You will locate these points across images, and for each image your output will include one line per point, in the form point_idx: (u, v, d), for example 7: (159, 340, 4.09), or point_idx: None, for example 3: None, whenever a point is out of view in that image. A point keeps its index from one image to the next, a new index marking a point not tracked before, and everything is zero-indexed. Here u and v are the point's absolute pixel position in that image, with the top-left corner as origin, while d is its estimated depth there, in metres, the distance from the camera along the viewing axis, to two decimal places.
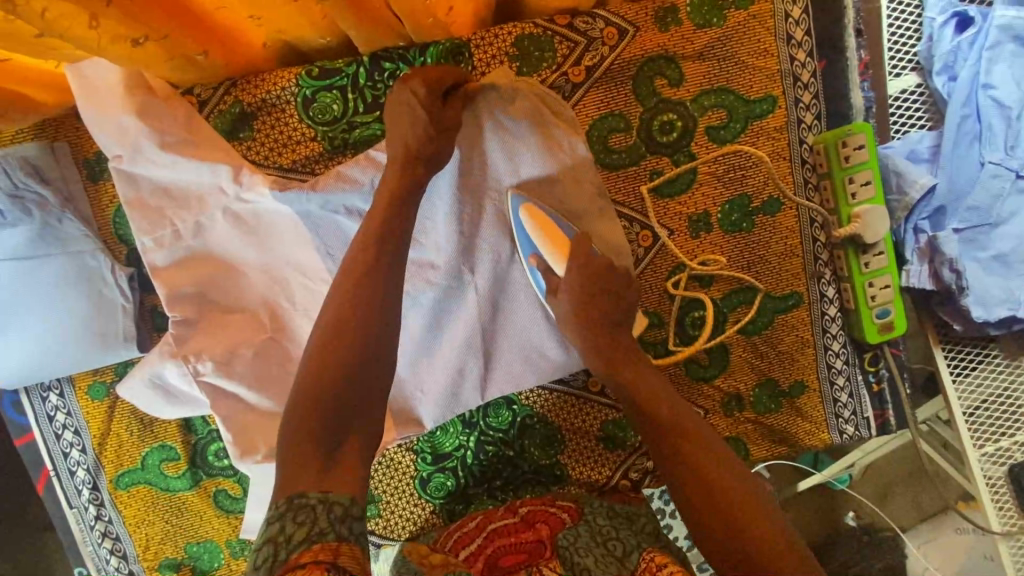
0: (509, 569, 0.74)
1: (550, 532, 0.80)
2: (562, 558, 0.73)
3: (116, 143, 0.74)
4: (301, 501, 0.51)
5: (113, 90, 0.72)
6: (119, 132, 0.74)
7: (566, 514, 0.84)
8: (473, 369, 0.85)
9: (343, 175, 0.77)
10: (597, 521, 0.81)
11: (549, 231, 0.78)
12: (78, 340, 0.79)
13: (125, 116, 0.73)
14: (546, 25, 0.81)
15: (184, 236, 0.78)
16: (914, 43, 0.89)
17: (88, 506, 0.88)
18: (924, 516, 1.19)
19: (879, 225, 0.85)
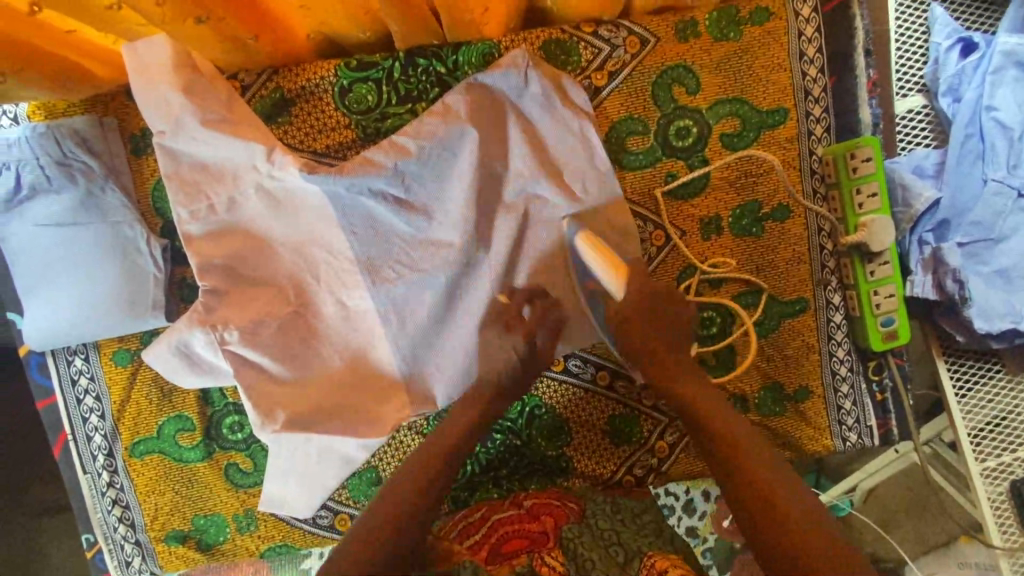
0: (509, 556, 0.76)
1: (554, 524, 0.81)
2: (564, 549, 0.76)
3: (159, 118, 0.78)
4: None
5: (163, 68, 0.76)
6: (163, 108, 0.78)
7: (570, 511, 0.85)
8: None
9: (370, 160, 0.81)
10: (599, 523, 0.81)
11: (605, 258, 0.79)
12: (110, 306, 0.83)
13: (171, 91, 0.77)
14: (572, 31, 0.86)
15: (218, 210, 0.82)
16: (920, 67, 0.94)
17: (102, 472, 0.90)
18: (927, 548, 1.13)
19: (884, 234, 0.88)
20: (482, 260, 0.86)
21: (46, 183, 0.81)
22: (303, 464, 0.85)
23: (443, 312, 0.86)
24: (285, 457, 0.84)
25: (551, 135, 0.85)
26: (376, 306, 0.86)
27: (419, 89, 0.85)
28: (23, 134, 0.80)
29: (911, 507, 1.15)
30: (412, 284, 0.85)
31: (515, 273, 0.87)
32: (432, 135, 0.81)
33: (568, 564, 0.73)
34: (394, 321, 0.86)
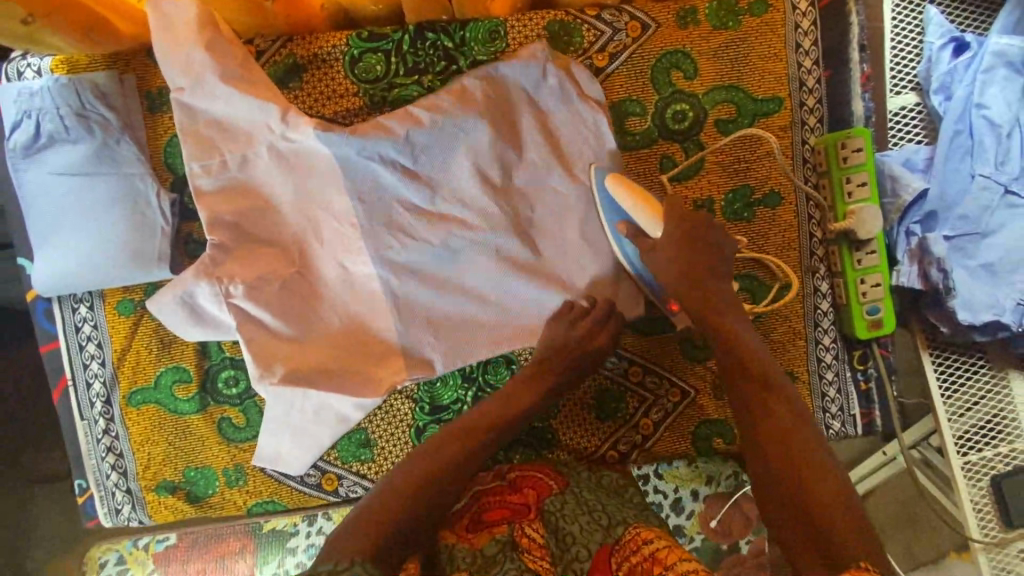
0: (490, 525, 0.77)
1: (536, 497, 0.82)
2: (545, 521, 0.78)
3: (179, 73, 0.81)
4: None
5: (189, 27, 0.80)
6: (182, 60, 0.80)
7: (552, 481, 0.85)
8: (487, 327, 0.87)
9: (381, 127, 0.83)
10: (583, 493, 0.83)
11: (636, 197, 0.82)
12: (118, 254, 0.86)
13: (194, 49, 0.80)
14: (576, 14, 0.90)
15: (230, 166, 0.83)
16: (913, 65, 0.97)
17: (98, 419, 0.92)
18: (915, 565, 1.14)
19: (872, 223, 0.90)
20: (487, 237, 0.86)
21: (64, 132, 0.84)
22: (302, 421, 0.86)
23: (447, 288, 0.86)
24: (284, 412, 0.85)
25: (562, 124, 0.87)
26: (380, 275, 0.85)
27: (426, 62, 0.89)
28: (46, 85, 0.84)
29: (901, 519, 1.16)
30: (414, 252, 0.85)
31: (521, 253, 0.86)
32: (448, 114, 0.84)
33: (548, 537, 0.75)
34: (396, 292, 0.85)
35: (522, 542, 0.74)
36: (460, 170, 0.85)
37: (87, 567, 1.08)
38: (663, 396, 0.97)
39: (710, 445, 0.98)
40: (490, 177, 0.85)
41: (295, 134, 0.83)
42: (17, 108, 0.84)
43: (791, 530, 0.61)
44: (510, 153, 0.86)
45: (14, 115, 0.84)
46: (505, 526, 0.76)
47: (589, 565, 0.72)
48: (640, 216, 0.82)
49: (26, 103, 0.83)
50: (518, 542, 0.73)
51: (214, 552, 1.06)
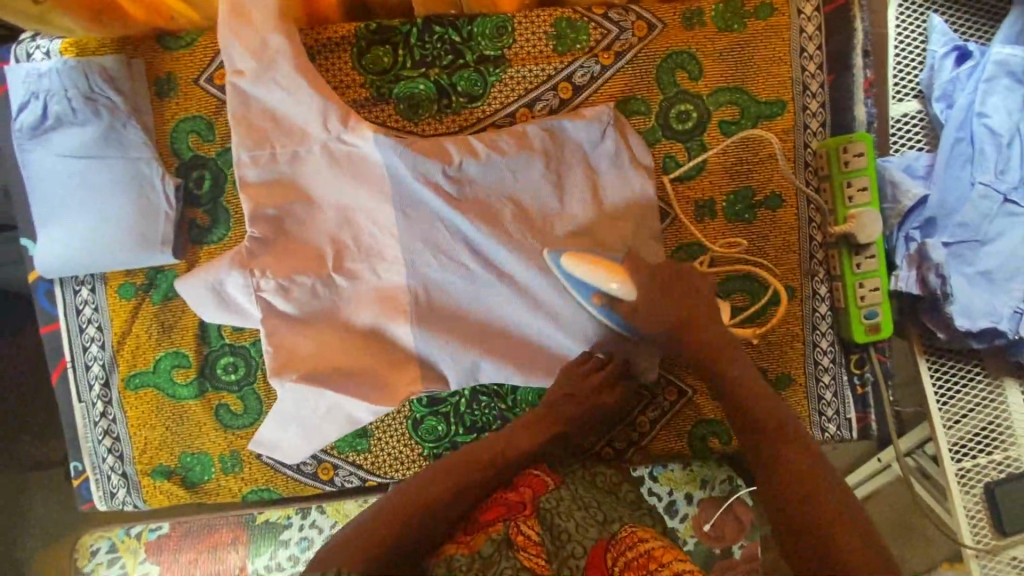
0: (485, 524, 0.75)
1: (532, 494, 0.79)
2: (541, 518, 0.76)
3: (247, 60, 0.82)
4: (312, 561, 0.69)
5: (265, 13, 0.81)
6: (253, 48, 0.82)
7: (548, 479, 0.83)
8: (506, 356, 0.91)
9: (439, 151, 0.87)
10: (578, 490, 0.83)
11: (601, 272, 0.82)
12: (122, 237, 0.86)
13: (272, 35, 0.82)
14: (583, 12, 0.90)
15: (279, 161, 0.86)
16: (916, 73, 0.98)
17: (96, 402, 0.92)
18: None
19: (873, 227, 0.90)
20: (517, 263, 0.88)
21: (71, 115, 0.84)
22: (314, 418, 0.88)
23: (476, 309, 0.90)
24: (297, 406, 0.87)
25: (608, 175, 0.90)
26: (408, 282, 0.89)
27: (433, 55, 0.89)
28: (55, 67, 0.84)
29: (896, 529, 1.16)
30: (448, 268, 0.89)
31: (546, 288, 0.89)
32: (504, 152, 0.88)
33: (543, 534, 0.74)
34: (420, 296, 0.89)
35: (517, 539, 0.72)
36: (499, 197, 0.89)
37: (79, 555, 1.09)
38: (660, 395, 0.98)
39: (706, 445, 0.98)
40: (528, 206, 0.89)
41: (352, 137, 0.86)
42: (26, 90, 0.84)
43: (805, 540, 0.65)
44: (555, 193, 0.89)
45: (22, 96, 0.84)
46: (500, 526, 0.74)
47: (585, 564, 0.72)
48: (612, 289, 0.82)
49: (34, 84, 0.84)
50: (512, 539, 0.72)
51: (206, 543, 1.07)
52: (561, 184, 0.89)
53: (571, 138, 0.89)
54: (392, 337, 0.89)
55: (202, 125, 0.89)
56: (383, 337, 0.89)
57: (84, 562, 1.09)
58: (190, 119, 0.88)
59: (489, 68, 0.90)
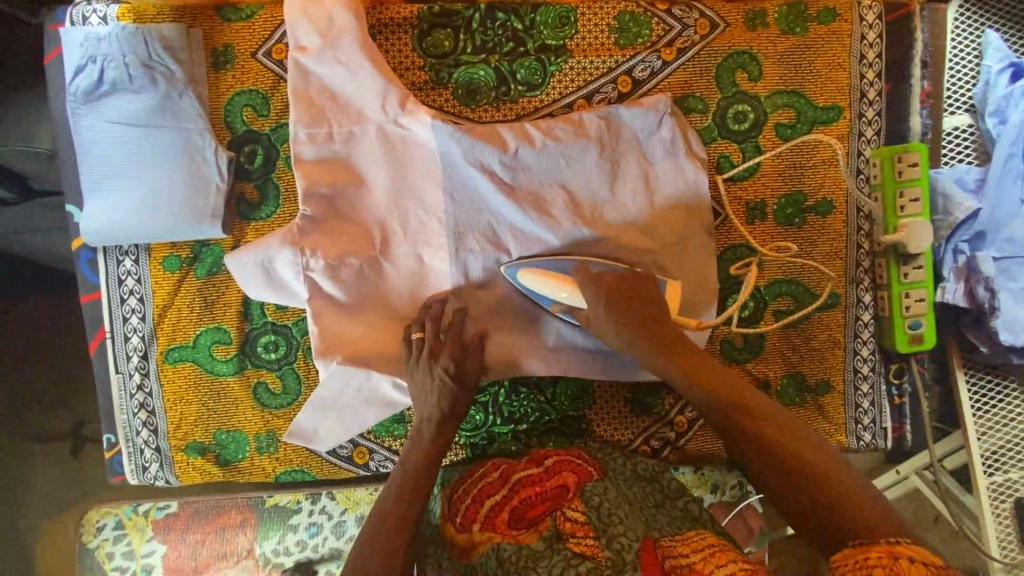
0: (534, 516, 0.78)
1: (577, 480, 0.81)
2: (584, 499, 0.78)
3: (311, 37, 0.82)
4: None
5: None
6: (320, 24, 0.81)
7: (592, 467, 0.84)
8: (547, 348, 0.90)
9: (496, 135, 0.86)
10: (624, 487, 0.83)
11: (557, 284, 0.83)
12: (171, 209, 0.85)
13: (337, 13, 0.81)
14: (647, 7, 0.90)
15: (335, 139, 0.85)
16: (970, 89, 0.98)
17: (134, 374, 0.91)
18: None
19: (922, 237, 0.90)
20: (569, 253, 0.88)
21: (128, 81, 0.83)
22: (352, 401, 0.88)
23: (517, 299, 0.89)
24: (336, 391, 0.86)
25: (662, 168, 0.89)
26: (453, 270, 0.88)
27: (494, 41, 0.89)
28: (113, 31, 0.83)
29: None
30: (496, 256, 0.88)
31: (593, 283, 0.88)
32: (560, 139, 0.87)
33: (590, 512, 0.75)
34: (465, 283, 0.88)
35: (566, 528, 0.75)
36: (553, 186, 0.88)
37: (83, 531, 1.07)
38: None
39: None
40: (580, 196, 0.88)
41: (408, 119, 0.85)
42: (83, 53, 0.83)
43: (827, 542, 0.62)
44: (607, 183, 0.88)
45: (79, 59, 0.83)
46: (547, 518, 0.76)
47: (638, 546, 0.71)
48: (568, 299, 0.83)
49: (91, 48, 0.82)
50: (562, 530, 0.75)
51: (215, 524, 1.06)
52: (617, 175, 0.88)
53: (631, 130, 0.88)
54: None
55: (257, 99, 0.87)
56: None
57: (89, 538, 1.06)
58: (246, 93, 0.87)
59: (550, 57, 0.89)
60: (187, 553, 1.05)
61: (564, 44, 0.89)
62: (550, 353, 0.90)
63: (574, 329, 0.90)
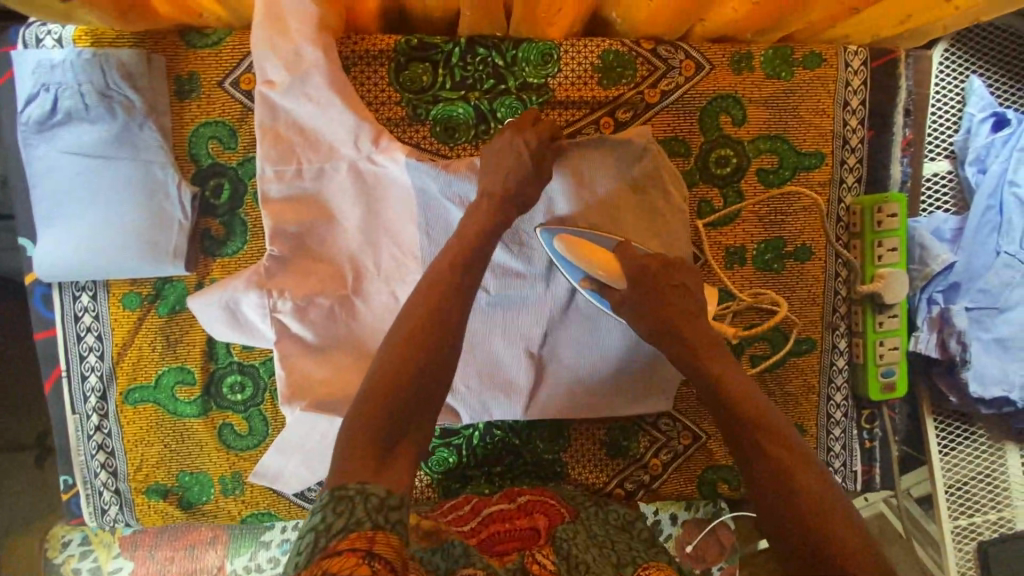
0: (501, 551, 0.78)
1: (548, 523, 0.82)
2: (555, 547, 0.78)
3: (278, 71, 0.78)
4: (342, 492, 0.56)
5: (302, 23, 0.76)
6: (287, 58, 0.77)
7: (564, 511, 0.86)
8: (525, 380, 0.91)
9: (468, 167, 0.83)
10: (595, 529, 0.84)
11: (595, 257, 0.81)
12: (130, 247, 0.81)
13: (306, 48, 0.77)
14: (632, 46, 0.87)
15: (304, 177, 0.81)
16: (951, 135, 0.99)
17: (91, 414, 0.88)
18: None
19: (899, 288, 0.90)
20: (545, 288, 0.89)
21: (83, 111, 0.78)
22: (320, 446, 0.86)
23: (491, 335, 0.90)
24: (303, 435, 0.85)
25: (643, 210, 0.87)
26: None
27: (474, 77, 0.85)
28: (67, 57, 0.77)
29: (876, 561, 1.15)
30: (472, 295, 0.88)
31: (569, 313, 0.90)
32: None
33: (560, 563, 0.75)
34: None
35: (532, 569, 0.73)
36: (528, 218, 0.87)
37: (48, 546, 1.04)
38: (674, 439, 0.97)
39: (714, 491, 0.98)
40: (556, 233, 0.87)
41: (381, 157, 0.82)
42: (34, 80, 0.77)
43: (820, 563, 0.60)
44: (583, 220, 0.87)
45: (30, 86, 0.77)
46: (515, 555, 0.76)
47: None
48: (603, 278, 0.81)
49: (44, 75, 0.77)
50: (528, 568, 0.73)
51: (184, 540, 1.02)
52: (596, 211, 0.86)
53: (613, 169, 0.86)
54: None
55: (224, 131, 0.83)
56: None
57: (54, 553, 1.03)
58: (212, 124, 0.83)
59: (531, 95, 0.87)
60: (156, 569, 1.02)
61: (546, 83, 0.87)
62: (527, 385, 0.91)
63: (549, 358, 0.92)
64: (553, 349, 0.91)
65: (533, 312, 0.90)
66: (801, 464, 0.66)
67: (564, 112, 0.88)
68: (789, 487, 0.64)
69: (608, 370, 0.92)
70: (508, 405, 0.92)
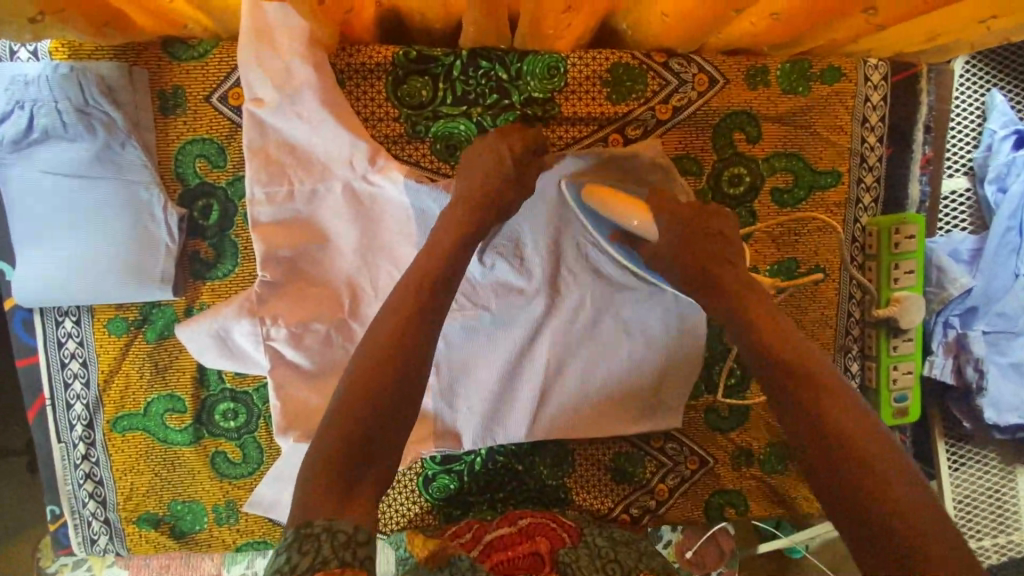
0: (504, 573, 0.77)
1: (550, 547, 0.80)
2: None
3: (268, 88, 0.73)
4: (306, 530, 0.52)
5: (292, 38, 0.71)
6: (277, 74, 0.72)
7: (566, 532, 0.84)
8: (527, 405, 0.88)
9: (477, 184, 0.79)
10: (596, 541, 0.83)
11: (623, 209, 0.75)
12: (115, 272, 0.77)
13: (296, 64, 0.72)
14: (643, 59, 0.82)
15: (296, 199, 0.77)
16: (970, 150, 0.96)
17: (78, 443, 0.84)
18: None
19: (914, 313, 0.88)
20: (546, 308, 0.85)
21: (61, 129, 0.73)
22: None
23: (492, 361, 0.86)
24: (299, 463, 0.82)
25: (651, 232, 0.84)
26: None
27: (476, 92, 0.81)
28: (43, 72, 0.72)
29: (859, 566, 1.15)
30: (472, 317, 0.85)
31: (572, 334, 0.86)
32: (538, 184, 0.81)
33: None
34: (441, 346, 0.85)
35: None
36: (532, 236, 0.83)
37: (40, 556, 1.01)
38: (681, 463, 0.94)
39: (722, 515, 0.96)
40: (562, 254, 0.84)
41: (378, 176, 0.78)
42: (7, 97, 0.72)
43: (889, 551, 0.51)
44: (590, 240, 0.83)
45: (3, 103, 0.72)
46: None
47: None
48: (639, 229, 0.75)
49: (18, 91, 0.72)
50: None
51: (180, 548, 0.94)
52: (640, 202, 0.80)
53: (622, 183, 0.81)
54: None
55: (212, 149, 0.79)
56: None
57: (47, 562, 1.00)
58: (199, 142, 0.79)
59: (537, 111, 0.83)
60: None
61: (552, 98, 0.82)
62: (528, 411, 0.88)
63: (552, 381, 0.88)
64: (555, 372, 0.88)
65: (534, 334, 0.86)
66: (865, 434, 0.57)
67: (570, 130, 0.84)
68: (850, 464, 0.55)
69: (616, 391, 0.89)
70: (509, 432, 0.89)
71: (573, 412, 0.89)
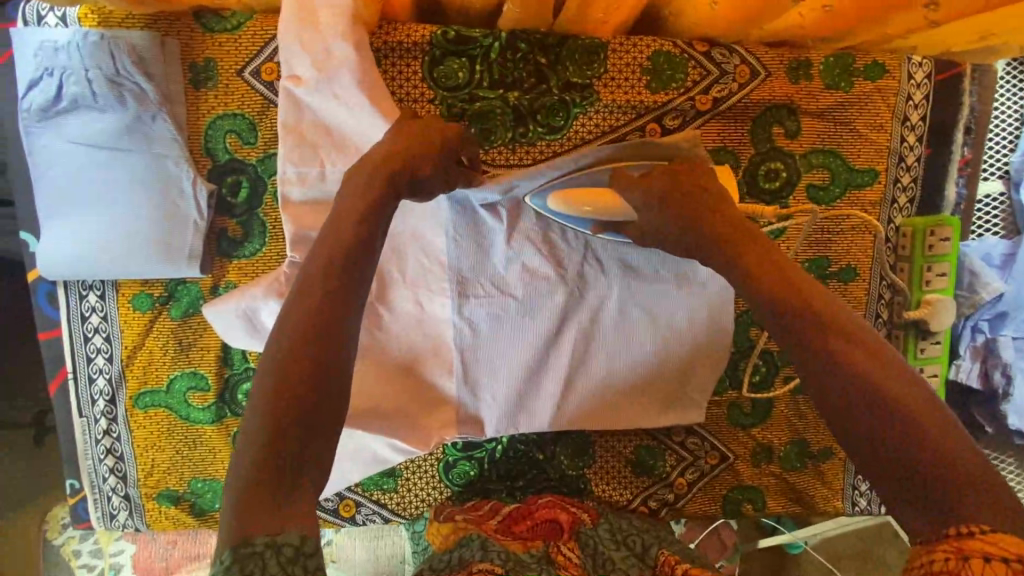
0: (525, 538, 0.80)
1: (571, 518, 0.83)
2: (579, 540, 0.80)
3: (306, 65, 0.71)
4: (246, 550, 0.45)
5: (335, 16, 0.70)
6: (316, 52, 0.71)
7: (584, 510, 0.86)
8: (552, 393, 0.87)
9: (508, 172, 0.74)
10: (618, 521, 0.84)
11: (589, 206, 0.71)
12: (142, 247, 0.76)
13: (338, 43, 0.71)
14: (684, 47, 0.80)
15: (326, 180, 0.74)
16: (1007, 154, 0.95)
17: (99, 418, 0.84)
18: None
19: (946, 316, 0.88)
20: (573, 296, 0.84)
21: (90, 99, 0.72)
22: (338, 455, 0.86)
23: (517, 348, 0.85)
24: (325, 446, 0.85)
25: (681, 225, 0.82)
26: (454, 318, 0.83)
27: (514, 76, 0.79)
28: (73, 39, 0.70)
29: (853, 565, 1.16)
30: (498, 305, 0.83)
31: (599, 325, 0.85)
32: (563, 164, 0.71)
33: (585, 556, 0.78)
34: (467, 335, 0.84)
35: (558, 559, 0.76)
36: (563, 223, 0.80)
37: (48, 527, 1.06)
38: (701, 458, 0.94)
39: (738, 511, 0.96)
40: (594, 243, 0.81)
41: None
42: (37, 65, 0.71)
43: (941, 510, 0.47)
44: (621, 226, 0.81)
45: (33, 70, 0.71)
46: (540, 541, 0.79)
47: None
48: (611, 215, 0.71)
49: (48, 58, 0.70)
50: (552, 557, 0.76)
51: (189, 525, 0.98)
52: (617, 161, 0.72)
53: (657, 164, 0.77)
54: (434, 384, 0.85)
55: (243, 124, 0.77)
56: (423, 369, 0.85)
57: (53, 534, 1.06)
58: (229, 117, 0.77)
59: (575, 97, 0.81)
60: (159, 553, 0.99)
61: (590, 85, 0.81)
62: (552, 400, 0.87)
63: (576, 370, 0.87)
64: (580, 362, 0.87)
65: (560, 321, 0.85)
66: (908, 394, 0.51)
67: (607, 118, 0.82)
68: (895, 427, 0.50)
69: (638, 383, 0.88)
70: (531, 419, 0.88)
71: (596, 401, 0.89)
